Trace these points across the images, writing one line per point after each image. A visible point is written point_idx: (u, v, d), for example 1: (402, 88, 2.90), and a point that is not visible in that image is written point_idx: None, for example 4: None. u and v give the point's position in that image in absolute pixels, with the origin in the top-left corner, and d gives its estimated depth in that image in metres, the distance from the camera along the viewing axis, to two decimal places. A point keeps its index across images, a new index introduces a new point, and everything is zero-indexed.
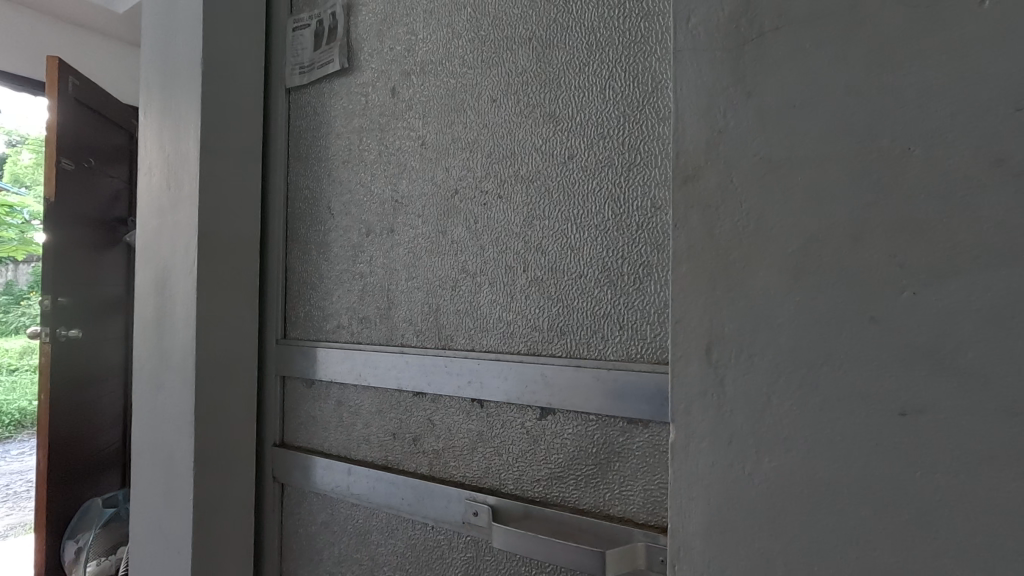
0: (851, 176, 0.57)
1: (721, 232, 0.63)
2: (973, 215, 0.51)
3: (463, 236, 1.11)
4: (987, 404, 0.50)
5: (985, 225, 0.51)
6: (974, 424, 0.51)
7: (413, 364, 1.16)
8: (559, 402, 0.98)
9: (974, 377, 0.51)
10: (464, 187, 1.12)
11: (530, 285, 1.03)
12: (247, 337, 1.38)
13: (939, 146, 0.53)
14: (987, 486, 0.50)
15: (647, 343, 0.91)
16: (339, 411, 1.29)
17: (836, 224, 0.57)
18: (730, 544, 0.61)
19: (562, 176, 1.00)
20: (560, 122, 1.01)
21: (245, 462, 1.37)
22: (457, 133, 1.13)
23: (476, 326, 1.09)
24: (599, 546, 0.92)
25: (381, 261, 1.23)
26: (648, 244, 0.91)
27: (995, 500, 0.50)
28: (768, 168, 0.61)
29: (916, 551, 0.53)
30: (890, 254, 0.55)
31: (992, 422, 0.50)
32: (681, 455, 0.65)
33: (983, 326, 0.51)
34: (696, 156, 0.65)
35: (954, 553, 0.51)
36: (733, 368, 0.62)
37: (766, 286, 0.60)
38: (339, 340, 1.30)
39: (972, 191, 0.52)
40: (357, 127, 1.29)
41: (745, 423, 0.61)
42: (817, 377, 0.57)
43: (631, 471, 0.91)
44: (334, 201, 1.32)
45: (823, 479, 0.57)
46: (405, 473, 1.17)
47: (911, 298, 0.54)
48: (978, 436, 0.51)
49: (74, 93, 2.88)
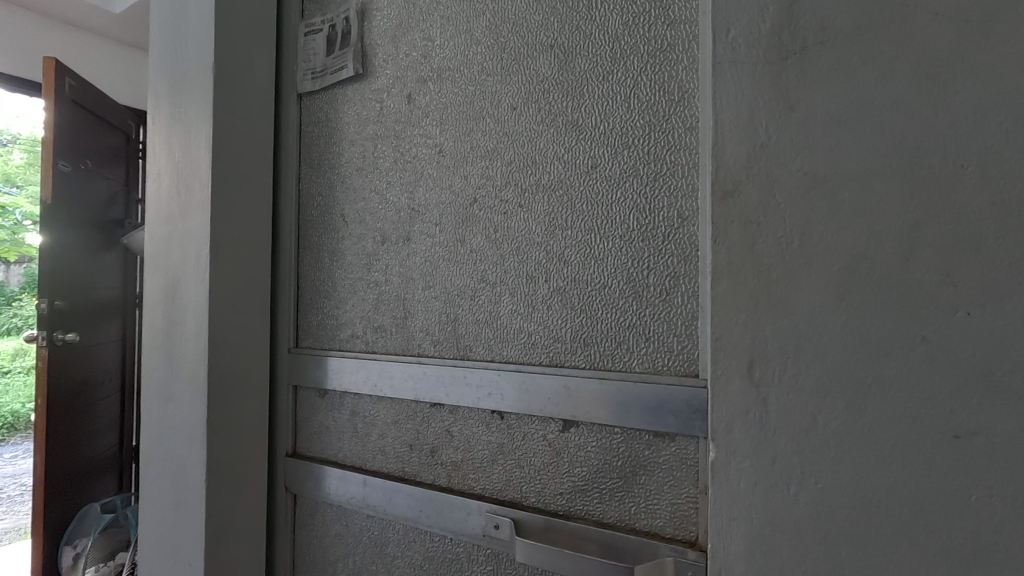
0: (900, 194, 0.56)
1: (763, 248, 0.62)
2: None
3: (482, 244, 1.10)
4: None
5: None
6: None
7: (430, 375, 1.15)
8: (583, 414, 0.97)
9: None
10: (483, 196, 1.10)
11: (552, 295, 1.02)
12: (258, 346, 1.36)
13: (993, 164, 0.52)
14: None
15: (674, 355, 0.90)
16: (354, 421, 1.27)
17: (884, 242, 0.56)
18: (774, 565, 0.61)
19: (585, 186, 0.99)
20: (583, 130, 0.99)
21: (258, 472, 1.35)
22: (476, 140, 1.11)
23: (496, 336, 1.08)
24: (625, 561, 0.91)
25: (396, 269, 1.22)
26: (674, 255, 0.90)
27: None
28: (812, 184, 0.60)
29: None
30: (941, 273, 0.54)
31: None
32: (721, 474, 0.64)
33: None
34: (737, 171, 0.64)
35: None
36: (776, 387, 0.61)
37: (811, 304, 0.59)
38: (353, 349, 1.28)
39: None
40: (371, 133, 1.28)
41: (789, 443, 0.60)
42: (864, 398, 0.57)
43: (657, 485, 0.90)
44: (348, 208, 1.31)
45: (871, 501, 0.56)
46: (423, 485, 1.15)
47: (964, 318, 0.53)
48: None
49: (71, 95, 2.84)
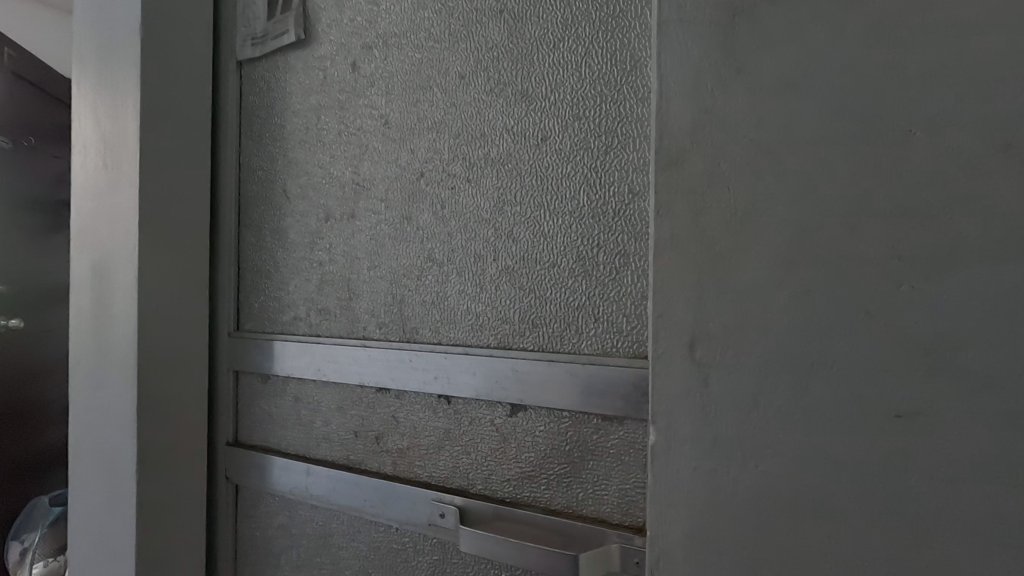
0: (848, 162, 0.53)
1: (707, 220, 0.59)
2: (974, 204, 0.48)
3: (429, 222, 1.05)
4: (987, 405, 0.47)
5: (989, 216, 0.48)
6: (973, 426, 0.48)
7: (376, 359, 1.09)
8: (531, 398, 0.93)
9: (973, 377, 0.48)
10: (430, 170, 1.05)
11: (501, 275, 0.98)
12: (195, 330, 1.28)
13: (941, 129, 0.49)
14: (984, 493, 0.48)
15: (624, 337, 0.87)
16: (297, 408, 1.21)
17: (831, 213, 0.53)
18: (713, 551, 0.58)
19: (535, 160, 0.94)
20: (533, 101, 0.94)
21: (196, 463, 1.28)
22: (423, 112, 1.05)
23: (443, 318, 1.03)
24: (571, 549, 0.88)
25: (341, 248, 1.15)
26: (625, 232, 0.87)
27: (995, 507, 0.47)
28: (758, 151, 0.57)
29: (908, 561, 0.50)
30: (888, 245, 0.51)
31: (991, 425, 0.47)
32: (662, 457, 0.61)
33: (986, 322, 0.48)
34: (682, 137, 0.60)
35: (947, 563, 0.49)
36: (719, 367, 0.58)
37: (755, 279, 0.56)
38: (297, 333, 1.21)
39: (975, 179, 0.48)
40: (314, 104, 1.20)
41: (731, 425, 0.57)
42: (808, 376, 0.54)
43: (605, 470, 0.87)
44: (291, 184, 1.23)
45: (812, 484, 0.53)
46: (367, 474, 1.10)
47: (909, 292, 0.50)
48: (975, 439, 0.48)
49: (10, 65, 2.66)
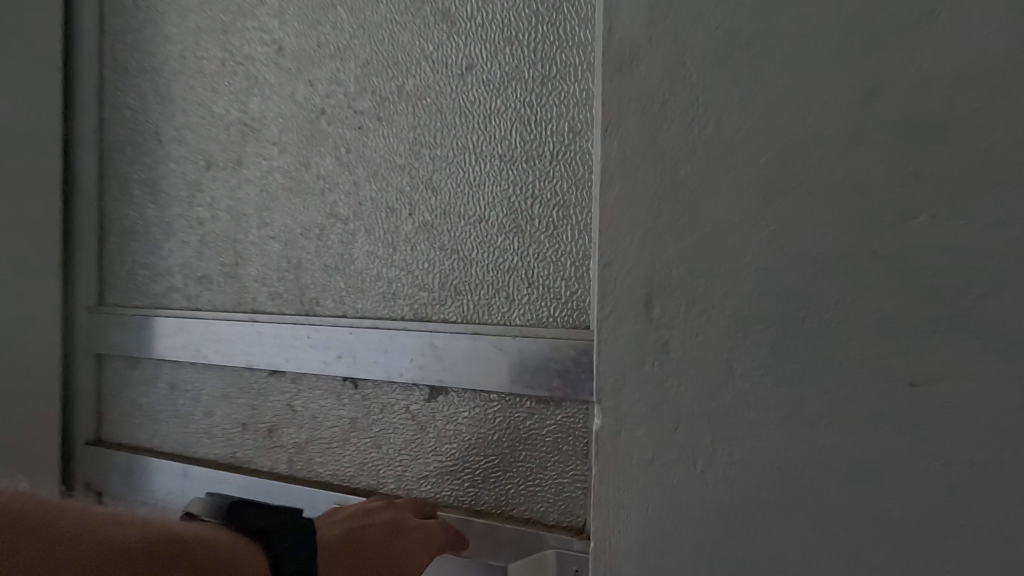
0: (848, 55, 0.40)
1: (668, 136, 0.45)
2: (1011, 105, 0.37)
3: (332, 169, 0.86)
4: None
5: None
6: (1005, 395, 0.37)
7: (267, 336, 0.90)
8: (452, 379, 0.78)
9: (1006, 331, 0.37)
10: (333, 107, 0.86)
11: (417, 233, 0.81)
12: (43, 305, 1.03)
13: (970, 7, 0.38)
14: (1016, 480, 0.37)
15: (562, 303, 0.73)
16: (174, 398, 1.00)
17: (827, 122, 0.41)
18: (672, 564, 0.45)
19: (459, 93, 0.78)
20: (457, 21, 0.78)
21: (45, 467, 1.04)
22: (324, 36, 0.87)
23: (349, 285, 0.86)
24: (499, 558, 0.74)
25: (226, 203, 0.95)
26: (564, 179, 0.73)
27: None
28: (733, 45, 0.43)
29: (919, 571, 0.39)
30: (899, 163, 0.39)
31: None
32: (608, 448, 0.47)
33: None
34: (637, 31, 0.46)
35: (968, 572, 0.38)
36: (680, 328, 0.45)
37: (728, 212, 0.43)
38: (172, 307, 1.00)
39: (1014, 72, 0.37)
40: (192, 27, 0.98)
41: (696, 403, 0.44)
42: (794, 336, 0.42)
43: (540, 463, 0.73)
44: (164, 126, 1.01)
45: (798, 475, 0.41)
46: (258, 474, 0.92)
47: (925, 223, 0.38)
48: (1007, 411, 0.37)
49: None
